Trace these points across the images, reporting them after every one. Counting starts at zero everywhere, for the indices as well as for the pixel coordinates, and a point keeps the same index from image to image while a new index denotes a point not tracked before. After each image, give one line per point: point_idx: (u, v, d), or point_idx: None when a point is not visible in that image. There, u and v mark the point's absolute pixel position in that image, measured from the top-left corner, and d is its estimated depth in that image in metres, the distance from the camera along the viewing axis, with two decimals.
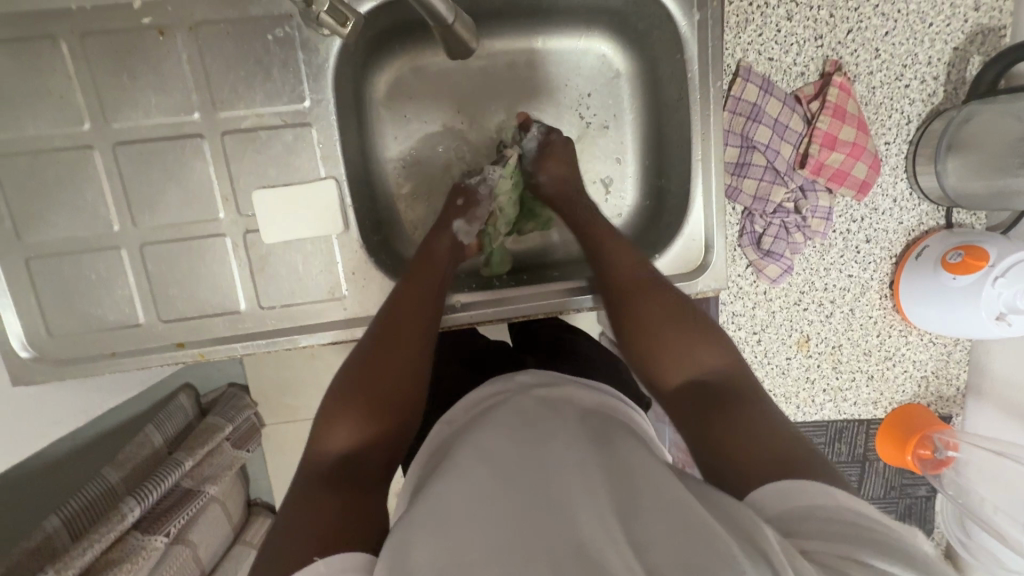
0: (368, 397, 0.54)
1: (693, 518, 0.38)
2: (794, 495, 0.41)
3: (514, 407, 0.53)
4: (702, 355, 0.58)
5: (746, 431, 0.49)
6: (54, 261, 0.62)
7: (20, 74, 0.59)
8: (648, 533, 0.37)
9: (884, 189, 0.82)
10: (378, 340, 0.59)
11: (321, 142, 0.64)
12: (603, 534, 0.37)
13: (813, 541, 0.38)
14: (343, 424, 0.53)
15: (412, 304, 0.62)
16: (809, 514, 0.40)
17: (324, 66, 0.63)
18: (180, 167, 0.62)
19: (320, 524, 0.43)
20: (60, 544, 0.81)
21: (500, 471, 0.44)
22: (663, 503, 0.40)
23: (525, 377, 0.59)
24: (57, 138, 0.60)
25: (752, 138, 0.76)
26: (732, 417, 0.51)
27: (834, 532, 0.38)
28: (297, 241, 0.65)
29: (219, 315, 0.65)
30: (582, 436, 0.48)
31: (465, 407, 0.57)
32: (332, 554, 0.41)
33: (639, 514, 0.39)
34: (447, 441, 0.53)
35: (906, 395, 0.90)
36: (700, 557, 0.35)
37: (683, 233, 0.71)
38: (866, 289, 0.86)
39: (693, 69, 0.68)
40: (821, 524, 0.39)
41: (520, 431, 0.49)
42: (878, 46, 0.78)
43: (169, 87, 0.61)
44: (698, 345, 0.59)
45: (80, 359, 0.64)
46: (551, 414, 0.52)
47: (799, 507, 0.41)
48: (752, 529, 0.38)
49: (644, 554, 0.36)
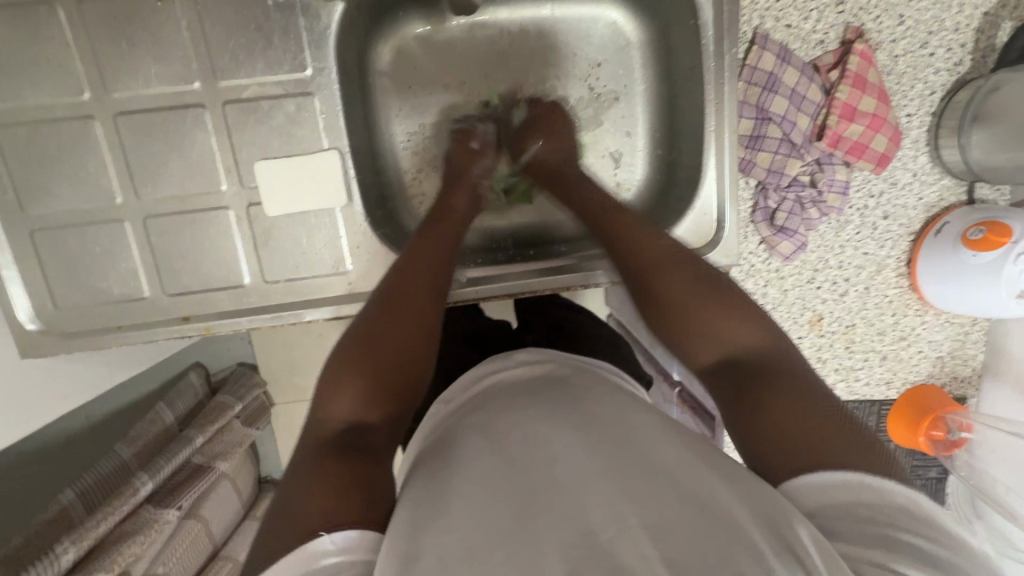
0: (376, 366, 0.52)
1: (708, 503, 0.37)
2: (825, 492, 0.40)
3: (514, 388, 0.53)
4: (731, 330, 0.53)
5: (779, 412, 0.46)
6: (58, 234, 0.62)
7: (18, 43, 0.58)
8: (665, 518, 0.36)
9: (904, 163, 0.79)
10: (388, 308, 0.56)
11: (324, 112, 0.63)
12: (615, 522, 0.36)
13: (848, 540, 0.37)
14: (348, 393, 0.51)
15: (419, 272, 0.60)
16: (842, 513, 0.39)
17: (327, 34, 0.61)
18: (181, 138, 0.61)
19: (325, 497, 0.43)
20: (76, 516, 0.82)
21: (506, 451, 0.44)
22: (676, 487, 0.39)
23: (522, 356, 0.60)
24: (57, 108, 0.59)
25: (768, 109, 0.74)
26: (762, 393, 0.48)
27: (868, 533, 0.37)
28: (301, 214, 0.64)
29: (224, 289, 0.65)
30: (584, 408, 0.48)
31: (464, 386, 0.58)
32: (340, 528, 0.41)
33: (653, 498, 0.38)
34: (448, 418, 0.53)
35: (919, 376, 0.88)
36: (716, 543, 0.35)
37: (694, 207, 0.69)
38: (882, 267, 0.83)
39: (708, 36, 0.65)
40: (855, 526, 0.38)
41: (523, 408, 0.49)
42: (903, 12, 0.74)
43: (169, 55, 0.60)
44: (726, 318, 0.53)
45: (87, 332, 0.64)
46: (555, 391, 0.51)
47: (833, 504, 0.40)
48: (774, 519, 0.37)
49: (660, 542, 0.35)
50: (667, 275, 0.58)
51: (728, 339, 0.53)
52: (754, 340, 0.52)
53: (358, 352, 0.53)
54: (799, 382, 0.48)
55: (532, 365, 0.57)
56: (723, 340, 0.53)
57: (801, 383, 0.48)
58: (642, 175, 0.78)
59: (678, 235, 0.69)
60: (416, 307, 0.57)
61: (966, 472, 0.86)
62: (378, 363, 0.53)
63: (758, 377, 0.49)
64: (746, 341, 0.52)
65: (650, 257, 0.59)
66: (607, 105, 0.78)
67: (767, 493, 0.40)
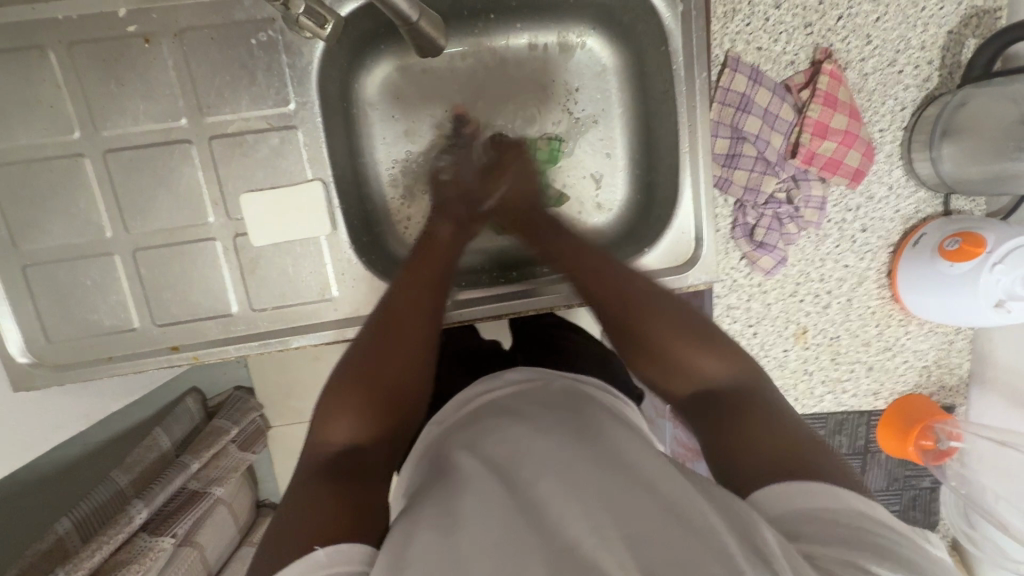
0: (364, 392, 0.54)
1: (683, 517, 0.38)
2: (800, 497, 0.41)
3: (506, 408, 0.54)
4: (708, 362, 0.54)
5: (763, 434, 0.47)
6: (49, 268, 0.64)
7: (11, 87, 0.60)
8: (645, 534, 0.37)
9: (879, 176, 0.81)
10: (384, 330, 0.59)
11: (308, 144, 0.65)
12: (594, 532, 0.37)
13: (815, 543, 0.38)
14: (347, 417, 0.53)
15: (411, 297, 0.62)
16: (811, 517, 0.40)
17: (308, 70, 0.63)
18: (169, 172, 0.63)
19: (324, 517, 0.44)
20: (71, 546, 0.84)
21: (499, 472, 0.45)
22: (656, 502, 0.40)
23: (515, 374, 0.61)
24: (47, 147, 0.61)
25: (742, 129, 0.75)
26: (739, 420, 0.49)
27: (834, 534, 0.39)
28: (286, 244, 0.66)
29: (212, 318, 0.66)
30: (576, 428, 0.49)
31: (456, 406, 0.59)
32: (333, 544, 0.42)
33: (632, 513, 0.39)
34: (438, 441, 0.55)
35: (907, 385, 0.89)
36: (688, 549, 0.36)
37: (672, 227, 0.71)
38: (864, 279, 0.85)
39: (678, 60, 0.67)
40: (822, 529, 0.39)
41: (517, 428, 0.50)
42: (870, 32, 0.77)
43: (156, 95, 0.61)
44: (700, 351, 0.55)
45: (78, 363, 0.66)
46: (548, 413, 0.52)
47: (803, 509, 0.41)
48: (746, 529, 0.38)
49: (636, 549, 0.36)
50: (624, 294, 0.61)
51: (707, 369, 0.54)
52: (727, 375, 0.54)
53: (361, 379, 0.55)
54: (776, 413, 0.50)
55: (524, 384, 0.58)
56: (696, 373, 0.55)
57: (779, 416, 0.49)
58: (623, 195, 0.79)
59: (658, 254, 0.71)
60: (412, 320, 0.60)
61: (956, 481, 0.86)
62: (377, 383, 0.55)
63: (730, 405, 0.51)
64: (723, 373, 0.54)
65: (624, 303, 0.60)
66: (586, 128, 0.80)
67: (742, 505, 0.41)
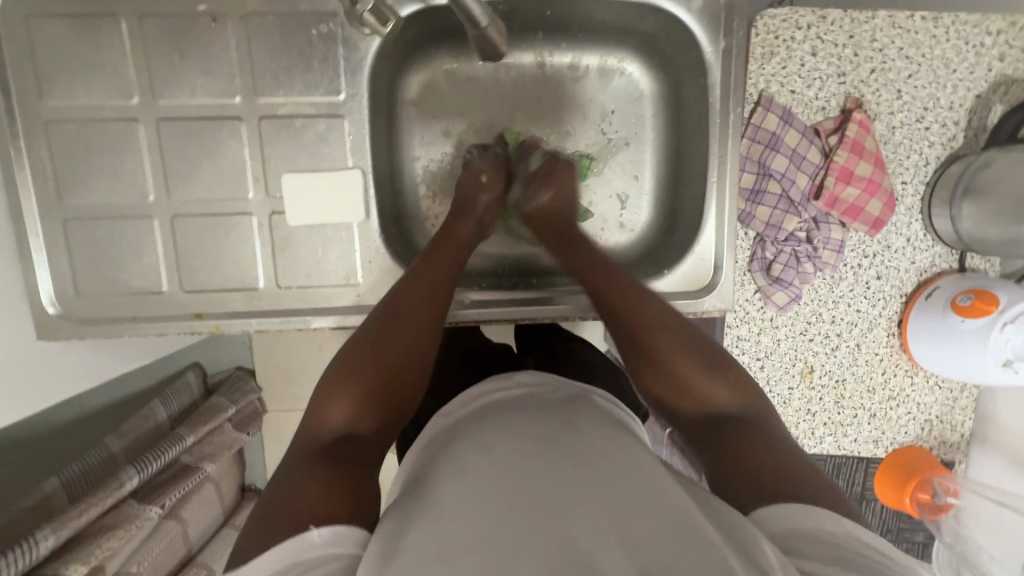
0: (366, 382, 0.56)
1: (685, 525, 0.39)
2: (796, 517, 0.42)
3: (509, 408, 0.55)
4: (717, 391, 0.56)
5: (765, 454, 0.49)
6: (89, 225, 0.66)
7: (79, 48, 0.63)
8: (647, 534, 0.38)
9: (897, 227, 0.83)
10: (387, 326, 0.60)
11: (353, 134, 0.67)
12: (594, 534, 0.38)
13: (809, 563, 0.39)
14: (347, 397, 0.55)
15: (417, 295, 0.63)
16: (808, 538, 0.41)
17: (362, 64, 0.66)
18: (217, 146, 0.66)
19: (317, 497, 0.45)
20: (57, 506, 0.82)
21: (495, 464, 0.46)
22: (654, 510, 0.41)
23: (522, 377, 0.62)
24: (106, 109, 0.64)
25: (769, 166, 0.77)
26: (744, 441, 0.51)
27: (829, 554, 0.40)
28: (319, 227, 0.68)
29: (239, 291, 0.68)
30: (578, 431, 0.50)
31: (463, 401, 0.60)
32: (326, 525, 0.43)
33: (632, 515, 0.40)
34: (446, 432, 0.56)
35: (908, 437, 0.90)
36: (687, 557, 0.37)
37: (693, 251, 0.73)
38: (874, 326, 0.86)
39: (715, 94, 0.70)
40: (818, 547, 0.40)
41: (520, 428, 0.51)
42: (900, 87, 0.79)
43: (216, 71, 0.64)
44: (712, 378, 0.57)
45: (104, 320, 0.68)
46: (549, 415, 0.53)
47: (801, 528, 0.41)
48: (746, 542, 0.39)
49: (633, 554, 0.37)
50: (646, 315, 0.62)
51: (715, 396, 0.56)
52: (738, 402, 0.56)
53: (367, 359, 0.57)
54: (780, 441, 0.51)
55: (531, 389, 0.59)
56: (707, 395, 0.56)
57: (785, 444, 0.51)
58: (646, 218, 0.82)
59: (678, 276, 0.73)
60: (421, 312, 0.62)
61: (951, 538, 0.86)
62: (378, 366, 0.57)
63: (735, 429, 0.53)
64: (732, 398, 0.56)
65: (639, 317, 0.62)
66: (616, 149, 0.82)
67: (743, 521, 0.42)
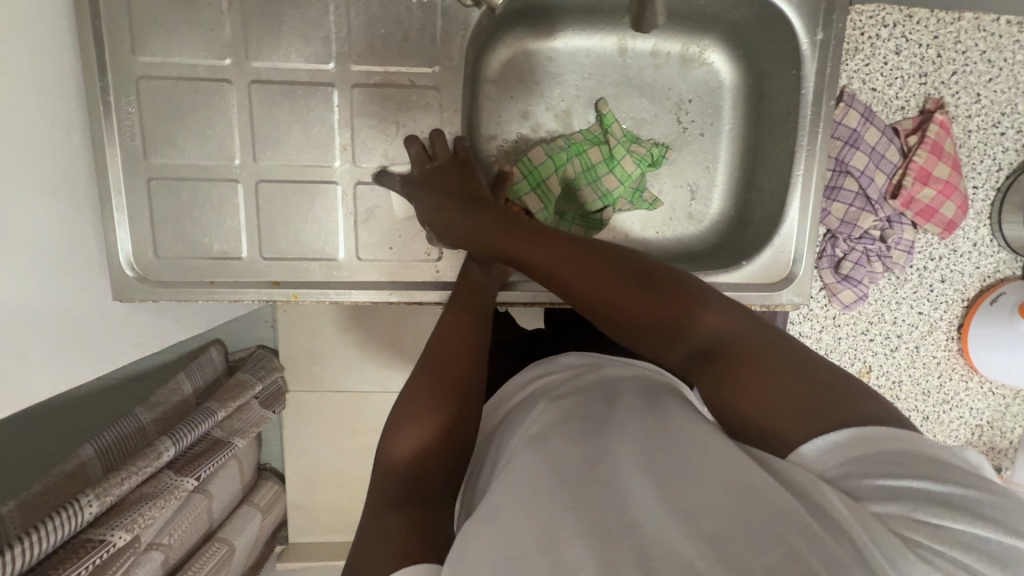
0: (426, 427, 0.53)
1: (739, 483, 0.37)
2: (849, 446, 0.38)
3: (553, 395, 0.54)
4: (704, 320, 0.50)
5: (769, 381, 0.44)
6: (174, 185, 0.65)
7: (175, 3, 0.61)
8: (706, 501, 0.37)
9: (965, 232, 0.83)
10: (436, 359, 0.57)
11: (443, 107, 0.66)
12: (654, 507, 0.38)
13: (878, 500, 0.35)
14: (411, 436, 0.52)
15: (457, 328, 0.61)
16: (867, 463, 0.37)
17: (459, 36, 0.65)
18: (307, 111, 0.65)
19: (390, 544, 0.46)
20: (93, 474, 0.80)
21: (540, 450, 0.45)
22: (706, 473, 0.39)
23: (568, 359, 0.62)
24: (197, 68, 0.63)
25: (848, 163, 0.76)
26: (740, 371, 0.45)
27: (899, 479, 0.35)
28: (404, 199, 0.67)
29: (318, 260, 0.68)
30: (622, 413, 0.49)
31: (518, 390, 0.60)
32: (402, 568, 0.43)
33: (689, 481, 0.39)
34: (512, 420, 0.55)
35: (957, 440, 0.91)
36: (754, 516, 0.35)
37: (773, 243, 0.72)
38: (934, 329, 0.86)
39: (809, 85, 0.69)
40: (882, 472, 0.36)
41: (565, 415, 0.50)
42: (980, 91, 0.79)
43: (311, 35, 0.63)
44: (681, 308, 0.51)
45: (182, 283, 0.67)
46: (593, 402, 0.52)
47: (856, 455, 0.37)
48: (809, 492, 0.37)
49: (695, 524, 0.36)
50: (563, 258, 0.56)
51: (703, 327, 0.50)
52: (728, 325, 0.49)
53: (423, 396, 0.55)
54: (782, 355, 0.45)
55: (572, 372, 0.59)
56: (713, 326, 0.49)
57: (785, 355, 0.45)
58: (717, 210, 0.82)
59: (757, 267, 0.73)
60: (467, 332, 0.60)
61: None
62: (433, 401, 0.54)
63: (735, 355, 0.47)
64: (729, 321, 0.49)
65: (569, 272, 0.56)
66: (692, 139, 0.81)
67: (795, 469, 0.39)
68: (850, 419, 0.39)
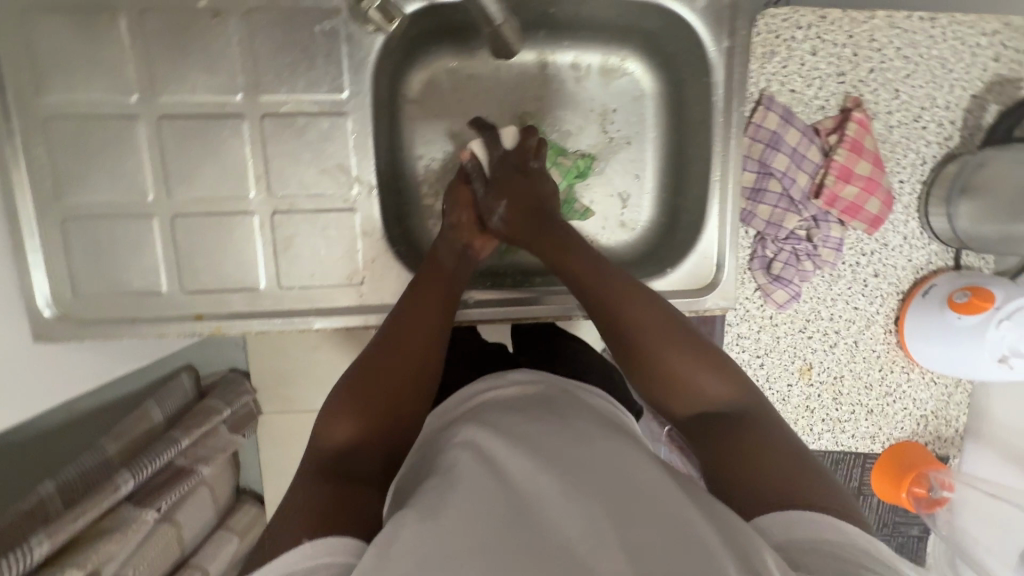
0: (367, 403, 0.56)
1: (681, 528, 0.39)
2: (797, 527, 0.43)
3: (504, 408, 0.56)
4: (710, 384, 0.58)
5: (762, 453, 0.51)
6: (88, 224, 0.65)
7: (76, 44, 0.61)
8: (647, 539, 0.38)
9: (895, 226, 0.84)
10: (389, 341, 0.61)
11: (356, 132, 0.67)
12: (592, 535, 0.39)
13: (819, 573, 0.39)
14: (354, 409, 0.56)
15: (413, 322, 0.63)
16: (813, 546, 0.41)
17: (366, 61, 0.65)
18: (218, 144, 0.65)
19: (314, 510, 0.47)
20: (52, 510, 0.78)
21: (497, 470, 0.46)
22: (652, 512, 0.41)
23: (517, 376, 0.62)
24: (104, 106, 0.63)
25: (770, 165, 0.78)
26: (743, 439, 0.52)
27: (834, 565, 0.39)
28: (323, 227, 0.68)
29: (240, 291, 0.68)
30: (580, 435, 0.50)
31: (459, 401, 0.60)
32: (320, 537, 0.44)
33: (633, 520, 0.40)
34: (448, 430, 0.55)
35: (903, 432, 0.91)
36: (692, 562, 0.37)
37: (695, 250, 0.73)
38: (871, 323, 0.87)
39: (718, 93, 0.70)
40: (821, 556, 0.40)
41: (516, 428, 0.51)
42: (898, 87, 0.80)
43: (216, 68, 0.63)
44: (702, 369, 0.58)
45: (104, 321, 0.67)
46: (548, 417, 0.53)
47: (804, 538, 0.42)
48: (748, 550, 0.39)
49: (635, 560, 0.37)
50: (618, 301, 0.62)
51: (707, 390, 0.58)
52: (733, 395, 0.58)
53: (373, 374, 0.58)
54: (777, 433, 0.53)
55: (526, 386, 0.60)
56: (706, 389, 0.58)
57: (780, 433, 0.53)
58: (648, 217, 0.82)
59: (680, 275, 0.73)
60: (422, 318, 0.64)
61: (947, 531, 0.87)
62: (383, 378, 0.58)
63: (739, 424, 0.54)
64: (726, 395, 0.58)
65: (623, 312, 0.62)
66: (619, 148, 0.82)
67: (743, 526, 0.42)
68: (819, 494, 0.46)
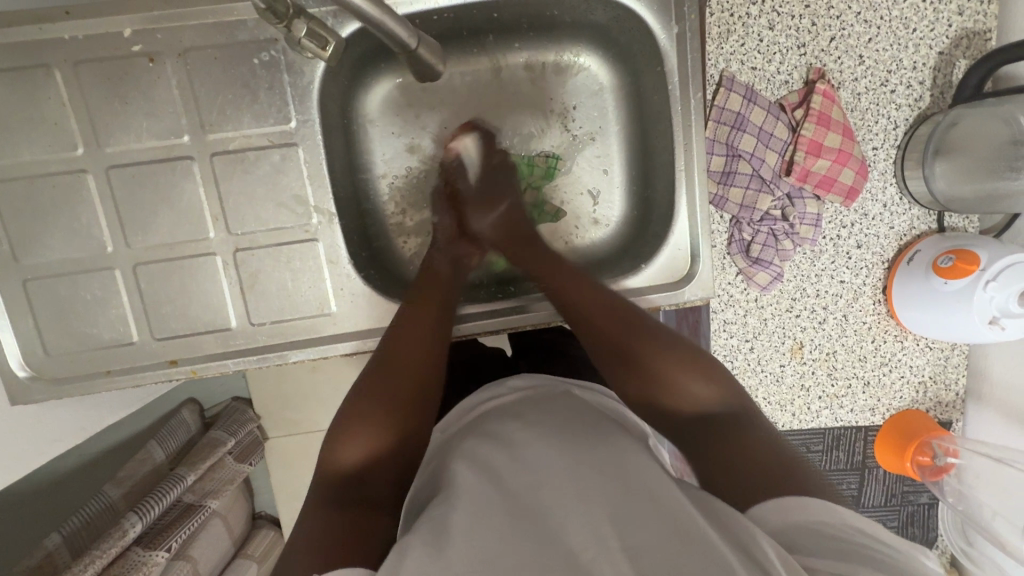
0: (374, 424, 0.56)
1: (685, 526, 0.38)
2: (794, 510, 0.41)
3: (505, 415, 0.55)
4: (696, 389, 0.56)
5: (751, 452, 0.49)
6: (50, 282, 0.64)
7: (15, 105, 0.61)
8: (649, 540, 0.37)
9: (872, 194, 0.82)
10: (388, 359, 0.61)
11: (309, 161, 0.66)
12: (594, 541, 0.37)
13: (814, 557, 0.38)
14: (359, 433, 0.55)
15: (419, 329, 0.63)
16: (810, 531, 0.40)
17: (310, 88, 0.64)
18: (172, 189, 0.64)
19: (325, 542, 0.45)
20: (61, 562, 0.81)
21: (501, 483, 0.45)
22: (654, 512, 0.39)
23: (516, 382, 0.61)
24: (51, 163, 0.62)
25: (737, 147, 0.77)
26: (732, 440, 0.50)
27: (828, 547, 0.38)
28: (287, 260, 0.67)
29: (211, 333, 0.67)
30: (582, 437, 0.49)
31: (459, 416, 0.59)
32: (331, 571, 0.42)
33: (633, 521, 0.39)
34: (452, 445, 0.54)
35: (903, 401, 0.90)
36: (692, 560, 0.35)
37: (668, 243, 0.72)
38: (859, 295, 0.85)
39: (674, 81, 0.68)
40: (817, 541, 0.39)
41: (517, 436, 0.50)
42: (862, 53, 0.78)
43: (160, 112, 0.62)
44: (691, 376, 0.57)
45: (77, 377, 0.66)
46: (549, 422, 0.52)
47: (801, 522, 0.41)
48: (748, 542, 0.37)
49: (637, 560, 0.36)
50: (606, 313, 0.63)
51: (693, 396, 0.56)
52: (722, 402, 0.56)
53: (373, 394, 0.58)
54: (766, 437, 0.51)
55: (528, 391, 0.59)
56: (692, 393, 0.56)
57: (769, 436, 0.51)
58: (620, 212, 0.80)
59: (655, 269, 0.72)
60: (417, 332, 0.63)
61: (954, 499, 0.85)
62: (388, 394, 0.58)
63: (728, 427, 0.52)
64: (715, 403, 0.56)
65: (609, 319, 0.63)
66: (583, 145, 0.80)
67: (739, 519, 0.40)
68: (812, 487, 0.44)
